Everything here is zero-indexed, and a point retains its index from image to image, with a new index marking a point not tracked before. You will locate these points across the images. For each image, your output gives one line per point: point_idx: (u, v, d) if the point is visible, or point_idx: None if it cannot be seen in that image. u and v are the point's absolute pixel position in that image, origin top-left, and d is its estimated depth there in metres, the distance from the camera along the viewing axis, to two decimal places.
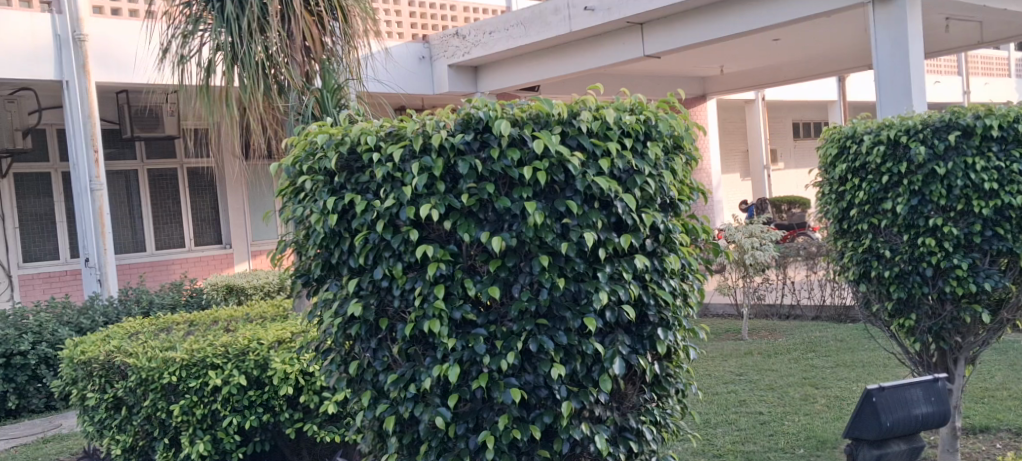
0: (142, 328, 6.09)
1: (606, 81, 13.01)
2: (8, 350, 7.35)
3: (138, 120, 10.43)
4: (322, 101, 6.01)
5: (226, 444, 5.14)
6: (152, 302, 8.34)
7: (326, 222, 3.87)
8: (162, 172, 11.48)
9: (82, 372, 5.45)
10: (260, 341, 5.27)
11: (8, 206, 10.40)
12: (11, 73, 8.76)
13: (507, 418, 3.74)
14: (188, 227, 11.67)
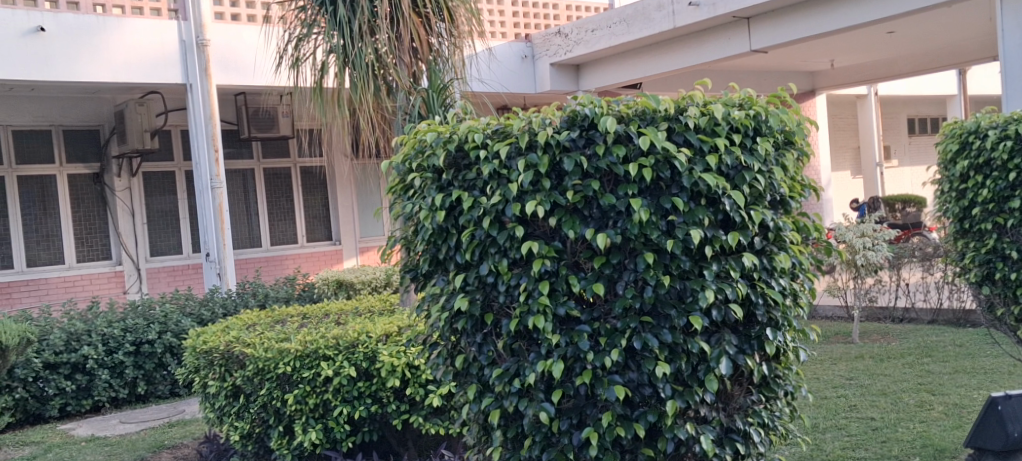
0: (259, 320, 6.34)
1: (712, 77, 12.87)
2: (138, 338, 7.73)
3: (254, 121, 10.79)
4: (428, 100, 6.12)
5: (337, 433, 5.33)
6: (267, 295, 8.68)
7: (434, 219, 3.97)
8: (277, 171, 11.86)
9: (204, 361, 5.70)
10: (369, 334, 5.43)
11: (136, 203, 10.90)
12: (139, 77, 9.19)
13: (610, 416, 3.76)
14: (300, 224, 12.04)
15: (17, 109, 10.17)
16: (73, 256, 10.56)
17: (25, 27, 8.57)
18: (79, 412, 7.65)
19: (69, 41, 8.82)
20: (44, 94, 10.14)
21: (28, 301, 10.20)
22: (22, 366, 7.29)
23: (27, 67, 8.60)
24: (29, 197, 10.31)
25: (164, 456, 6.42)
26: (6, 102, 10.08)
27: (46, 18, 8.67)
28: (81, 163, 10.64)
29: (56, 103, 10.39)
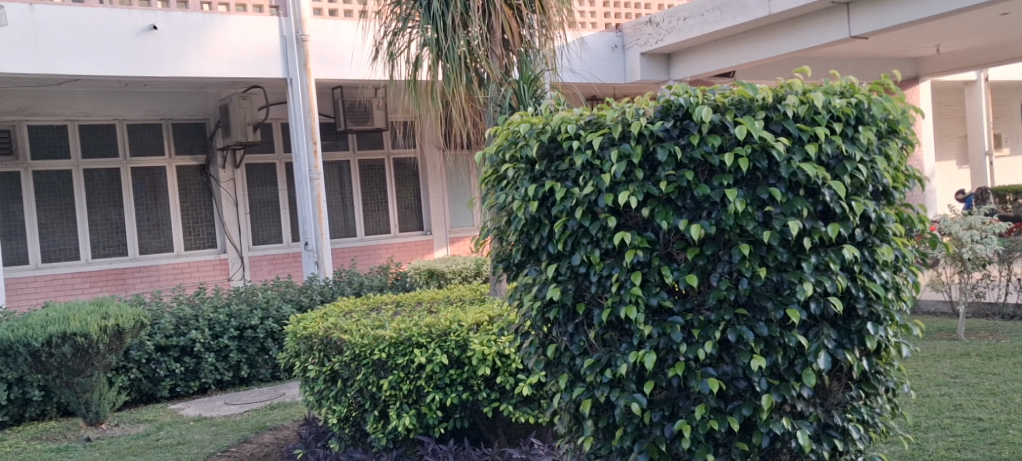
0: (355, 307, 6.53)
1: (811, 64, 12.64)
2: (242, 323, 8.02)
3: (351, 114, 11.05)
4: (520, 93, 6.21)
5: (430, 419, 5.47)
6: (362, 284, 8.93)
7: (527, 209, 4.03)
8: (371, 163, 12.11)
9: (304, 346, 5.88)
10: (460, 322, 5.52)
11: (240, 193, 11.60)
12: (243, 72, 9.54)
13: (704, 408, 3.77)
14: (393, 214, 12.24)
15: (129, 104, 10.97)
16: (181, 243, 11.30)
17: (139, 26, 8.97)
18: (188, 393, 7.95)
19: (175, 38, 9.17)
20: (152, 89, 10.89)
21: (140, 287, 10.99)
22: (136, 348, 7.61)
23: (139, 63, 9.01)
24: (141, 188, 11.08)
25: (266, 437, 6.66)
26: (120, 97, 10.89)
27: (158, 16, 9.06)
28: (188, 154, 11.38)
29: (164, 97, 11.14)
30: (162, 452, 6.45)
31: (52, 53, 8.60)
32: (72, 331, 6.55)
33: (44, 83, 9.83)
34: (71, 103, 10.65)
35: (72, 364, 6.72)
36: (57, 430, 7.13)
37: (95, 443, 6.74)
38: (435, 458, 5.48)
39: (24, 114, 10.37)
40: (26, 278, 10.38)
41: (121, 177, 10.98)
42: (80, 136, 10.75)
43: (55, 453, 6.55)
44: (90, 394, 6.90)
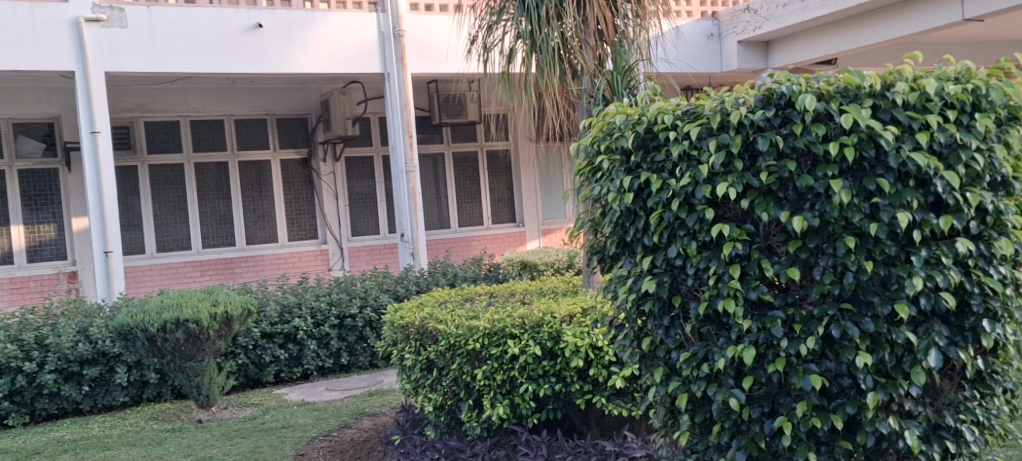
0: (450, 297, 6.64)
1: (921, 50, 12.23)
2: (342, 312, 8.28)
3: (445, 108, 11.23)
4: (613, 83, 6.25)
5: (523, 409, 5.52)
6: (457, 274, 9.08)
7: (622, 201, 4.01)
8: (465, 155, 12.23)
9: (401, 335, 5.99)
10: (554, 314, 5.55)
11: (340, 187, 11.89)
12: (343, 69, 9.97)
13: (806, 405, 3.71)
14: (486, 207, 12.35)
15: (236, 100, 11.37)
16: (285, 234, 11.68)
17: (245, 24, 9.51)
18: (291, 378, 8.22)
19: (280, 34, 9.67)
20: (258, 85, 11.27)
21: (248, 276, 11.43)
22: (244, 335, 7.84)
23: (244, 59, 9.53)
24: (247, 181, 11.50)
25: (365, 423, 6.84)
26: (227, 93, 11.29)
27: (263, 15, 9.58)
28: (291, 148, 11.72)
29: (270, 93, 11.52)
30: (268, 435, 6.69)
31: (166, 51, 9.21)
32: (185, 318, 6.79)
33: (158, 80, 10.43)
34: (182, 99, 11.10)
35: (185, 349, 6.97)
36: (172, 412, 7.41)
37: (206, 425, 7.03)
38: (529, 448, 5.56)
39: (140, 111, 10.89)
40: (142, 266, 10.94)
41: (229, 171, 11.40)
42: (191, 132, 11.22)
43: (170, 433, 6.86)
44: (201, 378, 7.18)
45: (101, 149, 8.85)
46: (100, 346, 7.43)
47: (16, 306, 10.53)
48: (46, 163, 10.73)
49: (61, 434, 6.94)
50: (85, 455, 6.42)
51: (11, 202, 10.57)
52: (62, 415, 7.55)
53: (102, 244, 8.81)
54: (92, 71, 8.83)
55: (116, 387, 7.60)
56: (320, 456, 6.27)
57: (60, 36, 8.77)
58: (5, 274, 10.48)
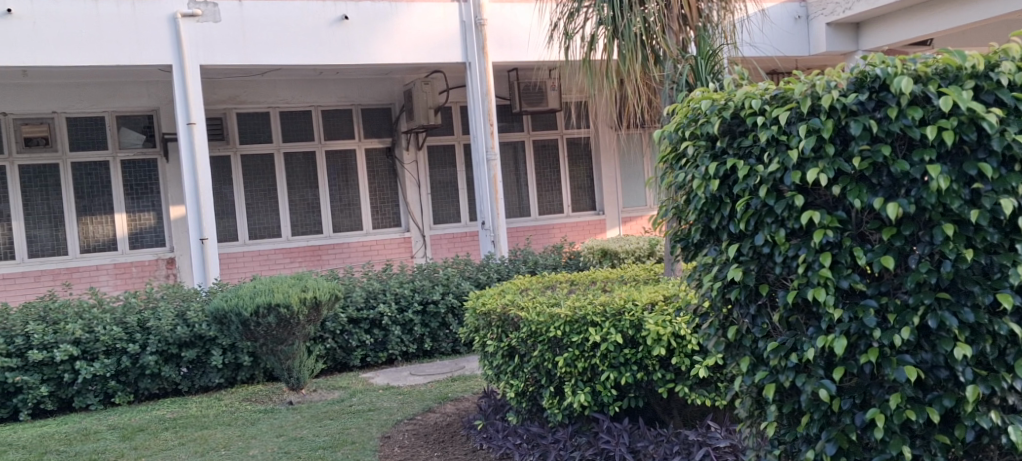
0: (531, 284, 6.66)
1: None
2: (425, 298, 8.42)
3: (526, 95, 11.33)
4: (697, 68, 6.15)
5: (604, 397, 5.50)
6: (537, 262, 9.20)
7: (707, 188, 3.98)
8: (545, 143, 12.22)
9: (483, 322, 6.04)
10: (635, 302, 5.52)
11: (422, 175, 12.00)
12: (428, 58, 10.05)
13: (899, 397, 3.63)
14: (567, 194, 12.33)
15: (323, 91, 11.57)
16: (371, 222, 11.87)
17: (331, 16, 9.68)
18: (377, 363, 8.37)
19: (366, 26, 9.82)
20: (344, 76, 11.46)
21: (334, 263, 11.63)
22: (331, 320, 8.03)
23: (331, 51, 9.70)
24: (334, 170, 11.73)
25: (448, 408, 6.93)
26: (314, 85, 11.50)
27: (349, 7, 9.75)
28: (376, 138, 11.88)
29: (356, 84, 11.69)
30: (355, 417, 6.80)
31: (258, 45, 9.44)
32: (276, 303, 6.94)
33: (249, 73, 10.69)
34: (272, 91, 11.32)
35: (276, 333, 7.12)
36: (264, 393, 7.59)
37: (296, 406, 7.20)
38: (611, 435, 5.59)
39: (232, 103, 11.15)
40: (235, 253, 11.20)
41: (316, 161, 11.63)
42: (281, 122, 11.46)
43: (264, 414, 7.03)
44: (292, 361, 7.35)
45: (197, 140, 9.19)
46: (197, 329, 7.65)
47: (119, 290, 10.89)
48: (145, 153, 11.05)
49: (161, 413, 7.18)
50: (185, 433, 6.63)
51: (115, 191, 10.97)
52: (163, 395, 7.79)
53: (199, 231, 9.11)
54: (188, 65, 9.10)
55: (212, 369, 7.82)
56: (406, 439, 6.36)
57: (158, 31, 9.07)
58: (109, 260, 10.88)
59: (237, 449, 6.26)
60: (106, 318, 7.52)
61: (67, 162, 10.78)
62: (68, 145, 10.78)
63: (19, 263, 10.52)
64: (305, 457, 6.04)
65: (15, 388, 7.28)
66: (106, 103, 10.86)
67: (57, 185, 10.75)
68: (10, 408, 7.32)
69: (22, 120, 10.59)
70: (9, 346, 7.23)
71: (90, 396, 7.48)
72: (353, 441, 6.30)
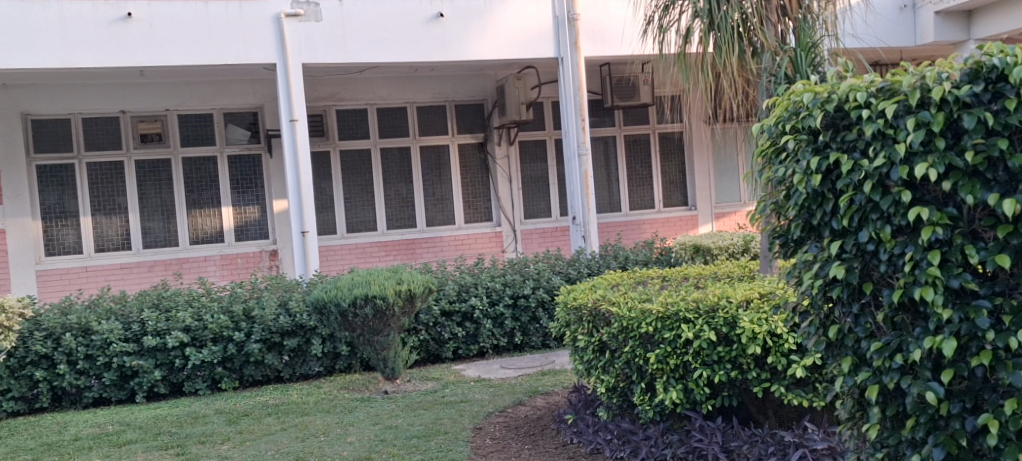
0: (623, 280, 6.61)
1: None
2: (516, 292, 8.48)
3: (619, 90, 11.27)
4: (795, 60, 6.12)
5: (697, 394, 5.42)
6: (628, 258, 9.19)
7: (809, 183, 3.90)
8: (636, 137, 12.13)
9: (574, 316, 6.01)
10: (730, 298, 5.44)
11: (514, 170, 12.03)
12: (522, 54, 10.06)
13: (1014, 403, 3.49)
14: (658, 189, 12.21)
15: (418, 88, 11.71)
16: (462, 217, 11.96)
17: (428, 14, 9.80)
18: (468, 355, 8.44)
19: (462, 23, 9.89)
20: (439, 73, 11.58)
21: (428, 256, 11.74)
22: (425, 312, 8.17)
23: (428, 48, 9.81)
24: (427, 165, 11.86)
25: (539, 401, 6.94)
26: (410, 81, 11.66)
27: (444, 4, 9.83)
28: (469, 133, 11.98)
29: (450, 80, 11.80)
30: (448, 408, 6.86)
31: (357, 43, 9.62)
32: (373, 294, 7.06)
33: (349, 70, 10.92)
34: (370, 88, 11.55)
35: (373, 324, 7.24)
36: (361, 382, 7.72)
37: (392, 396, 7.30)
38: (703, 434, 5.51)
39: (332, 100, 11.42)
40: (333, 245, 11.44)
41: (411, 156, 11.78)
42: (378, 118, 11.64)
43: (360, 402, 7.14)
44: (388, 351, 7.45)
45: (299, 136, 9.41)
46: (298, 319, 7.84)
47: (226, 280, 11.19)
48: (250, 149, 11.31)
49: (265, 399, 7.36)
50: (286, 419, 6.78)
51: (221, 185, 11.27)
52: (266, 382, 7.97)
53: (299, 224, 9.34)
54: (291, 63, 9.36)
55: (312, 358, 7.98)
56: (497, 431, 6.39)
57: (262, 30, 9.34)
58: (216, 252, 11.20)
59: (335, 436, 6.37)
60: (214, 307, 7.77)
61: (178, 157, 11.15)
62: (179, 141, 11.14)
63: (134, 254, 10.96)
64: (401, 445, 6.12)
65: (132, 371, 7.56)
66: (213, 100, 11.17)
67: (170, 180, 11.14)
68: (128, 390, 7.59)
69: (139, 117, 11.03)
70: (126, 332, 7.53)
71: (198, 382, 7.68)
72: (446, 432, 6.36)
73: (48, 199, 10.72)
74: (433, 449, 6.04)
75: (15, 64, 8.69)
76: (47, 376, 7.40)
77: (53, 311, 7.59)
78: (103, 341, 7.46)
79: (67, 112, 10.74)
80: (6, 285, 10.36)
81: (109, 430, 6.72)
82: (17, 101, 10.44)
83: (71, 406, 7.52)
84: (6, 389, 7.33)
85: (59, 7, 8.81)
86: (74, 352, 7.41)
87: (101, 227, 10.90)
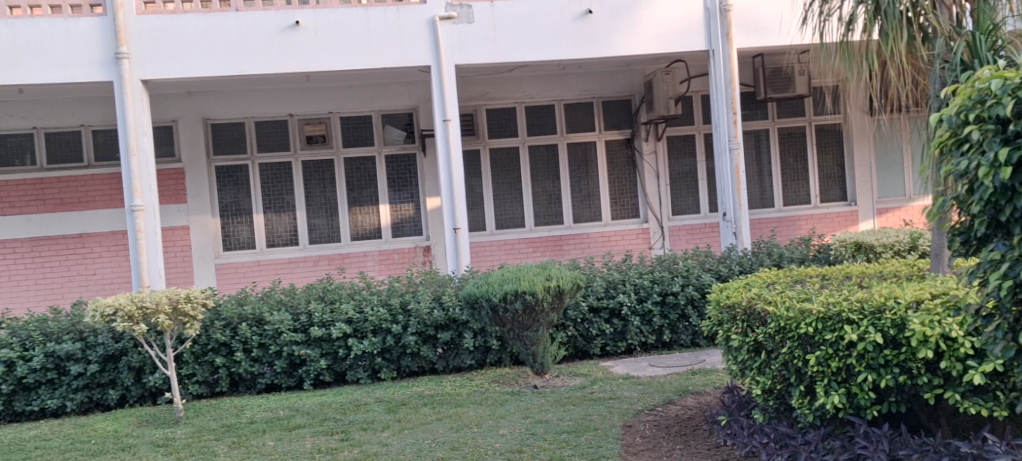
0: (779, 278, 6.35)
1: None
2: (664, 289, 8.32)
3: (772, 82, 10.92)
4: (974, 45, 5.67)
5: (861, 399, 5.15)
6: (783, 255, 8.87)
7: (996, 176, 3.84)
8: (791, 131, 11.72)
9: (727, 315, 5.81)
10: (898, 299, 5.14)
11: (662, 166, 11.81)
12: (673, 47, 9.85)
13: None
14: (814, 184, 11.77)
15: (566, 85, 11.67)
16: (609, 213, 11.84)
17: (577, 11, 9.72)
18: (616, 353, 8.32)
19: (612, 18, 9.75)
20: (587, 69, 11.50)
21: (574, 253, 11.67)
22: (573, 308, 8.12)
23: (578, 46, 9.74)
24: (574, 162, 11.80)
25: (689, 401, 6.76)
26: (560, 79, 11.63)
27: (593, 1, 9.72)
28: (617, 129, 11.84)
29: (598, 76, 11.70)
30: (597, 405, 6.77)
31: (507, 42, 9.65)
32: (523, 290, 7.05)
33: (498, 70, 10.98)
34: (519, 87, 11.58)
35: (522, 320, 7.22)
36: (512, 376, 7.71)
37: (542, 391, 7.26)
38: (868, 441, 5.24)
39: (483, 99, 11.52)
40: (483, 242, 11.52)
41: (559, 152, 11.75)
42: (526, 117, 11.68)
43: (511, 395, 7.14)
44: (537, 347, 7.41)
45: (452, 136, 9.53)
46: (451, 313, 7.92)
47: (383, 275, 11.38)
48: (406, 149, 11.50)
49: (420, 390, 7.45)
50: (441, 410, 6.85)
51: (379, 184, 11.52)
52: (421, 373, 8.07)
53: (452, 221, 9.45)
54: (444, 65, 9.50)
55: (464, 351, 8.01)
56: (647, 429, 6.25)
57: (417, 35, 9.52)
58: (375, 247, 11.41)
59: (488, 428, 6.38)
60: (373, 300, 7.94)
61: (340, 157, 11.45)
62: (342, 142, 11.45)
63: (301, 249, 11.35)
64: (552, 440, 6.07)
65: (300, 360, 7.78)
66: (371, 103, 11.41)
67: (333, 179, 11.47)
68: (296, 378, 7.81)
69: (304, 120, 11.40)
70: (295, 323, 7.78)
71: (360, 371, 7.85)
72: (596, 428, 6.27)
73: (225, 198, 11.26)
74: (583, 444, 5.97)
75: (199, 73, 9.27)
76: (226, 362, 7.69)
77: (231, 301, 7.91)
78: (275, 331, 7.72)
79: (241, 117, 11.22)
80: (190, 278, 11.04)
81: (280, 414, 6.96)
82: (198, 107, 11.04)
83: (247, 391, 7.79)
84: (191, 373, 7.66)
85: (236, 21, 9.28)
86: (249, 340, 7.70)
87: (271, 224, 11.34)
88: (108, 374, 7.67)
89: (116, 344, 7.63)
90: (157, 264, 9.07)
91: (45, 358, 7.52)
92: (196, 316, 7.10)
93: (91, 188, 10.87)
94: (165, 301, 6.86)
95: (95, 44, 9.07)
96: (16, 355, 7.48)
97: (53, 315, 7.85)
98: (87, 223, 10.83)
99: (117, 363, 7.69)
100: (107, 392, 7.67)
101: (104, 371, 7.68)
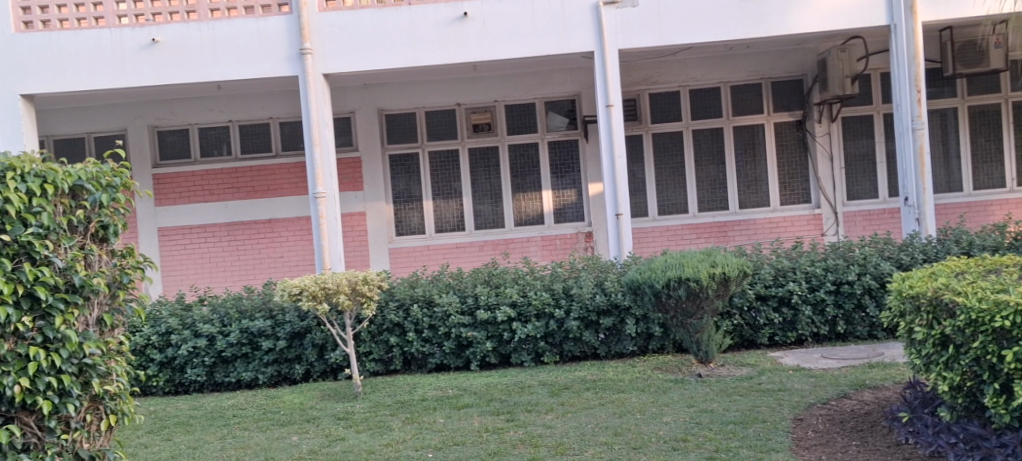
0: (969, 268, 5.80)
1: None
2: (839, 278, 7.83)
3: (963, 57, 10.18)
4: None
5: None
6: (973, 243, 8.22)
7: None
8: (983, 109, 10.88)
9: (911, 306, 5.26)
10: None
11: (838, 148, 11.21)
12: (849, 22, 9.26)
13: None
14: (1010, 167, 10.90)
15: (733, 67, 11.19)
16: (778, 198, 11.32)
17: None
18: (785, 343, 7.92)
19: None
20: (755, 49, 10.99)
21: (740, 239, 11.25)
22: (739, 295, 7.76)
23: (749, 24, 9.29)
24: (741, 145, 11.33)
25: (866, 395, 6.31)
26: (726, 60, 11.16)
27: None
28: (787, 111, 11.29)
29: (767, 56, 11.17)
30: (766, 396, 6.42)
31: (672, 23, 9.30)
32: (687, 277, 6.76)
33: (661, 53, 10.65)
34: (683, 70, 11.19)
35: (686, 306, 6.95)
36: (675, 364, 7.42)
37: (707, 380, 6.96)
38: None
39: (647, 83, 11.21)
40: (646, 227, 11.24)
41: (724, 136, 11.33)
42: (691, 100, 11.30)
43: (674, 383, 6.88)
44: (702, 335, 7.10)
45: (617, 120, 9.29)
46: (614, 298, 7.72)
47: (546, 260, 11.28)
48: (569, 135, 11.34)
49: (583, 374, 7.29)
50: (604, 395, 6.66)
51: (542, 170, 11.41)
52: (583, 358, 7.91)
53: (614, 206, 9.22)
54: (609, 50, 9.28)
55: (627, 337, 7.79)
56: (820, 423, 5.87)
57: (582, 19, 9.33)
58: (538, 233, 11.32)
59: (651, 415, 6.15)
60: (537, 284, 7.84)
61: (505, 145, 11.41)
62: (506, 129, 11.40)
63: (467, 234, 11.38)
64: (718, 430, 5.79)
65: (467, 342, 7.75)
66: (537, 90, 11.28)
67: (498, 166, 11.44)
68: (464, 359, 7.80)
69: (471, 109, 11.42)
70: (463, 305, 7.76)
71: (523, 354, 7.76)
72: (764, 420, 5.93)
73: (397, 185, 11.41)
74: (752, 436, 5.66)
75: (375, 66, 9.36)
76: (400, 342, 7.75)
77: (403, 283, 7.96)
78: (444, 313, 7.73)
79: (413, 107, 11.34)
80: (367, 261, 11.32)
81: (449, 393, 6.93)
82: (373, 98, 11.21)
83: (418, 370, 7.85)
84: (368, 351, 7.78)
85: (409, 14, 9.34)
86: (420, 321, 7.73)
87: (440, 210, 11.42)
88: (294, 350, 7.85)
89: (302, 322, 7.81)
90: (338, 247, 9.29)
91: (240, 333, 7.78)
92: (373, 297, 7.18)
93: (278, 177, 11.21)
94: (345, 283, 6.96)
95: (284, 41, 9.32)
96: (216, 329, 7.79)
97: (248, 293, 8.18)
98: (276, 208, 11.19)
99: (303, 340, 7.86)
100: (294, 367, 7.86)
101: (291, 347, 7.86)
